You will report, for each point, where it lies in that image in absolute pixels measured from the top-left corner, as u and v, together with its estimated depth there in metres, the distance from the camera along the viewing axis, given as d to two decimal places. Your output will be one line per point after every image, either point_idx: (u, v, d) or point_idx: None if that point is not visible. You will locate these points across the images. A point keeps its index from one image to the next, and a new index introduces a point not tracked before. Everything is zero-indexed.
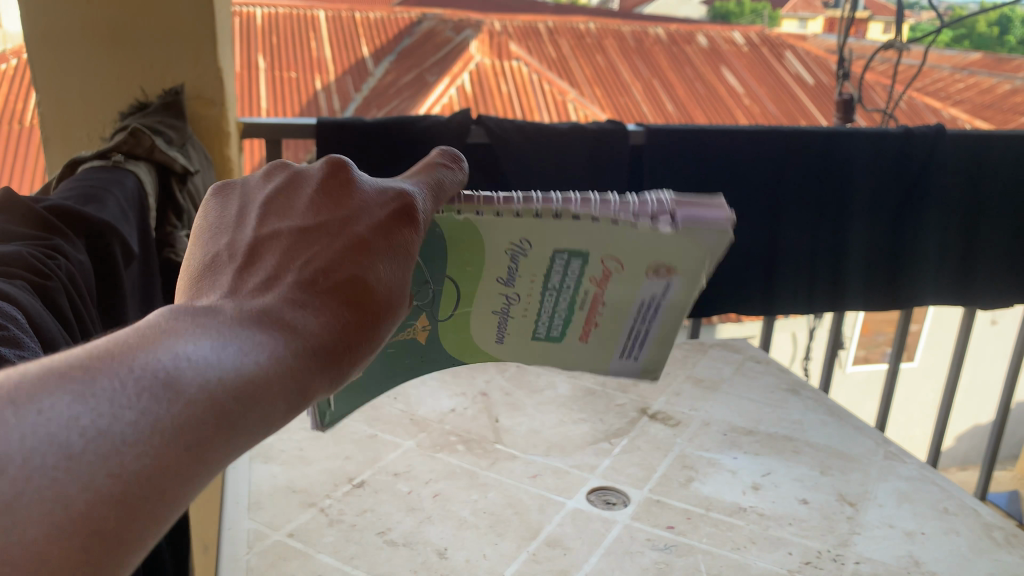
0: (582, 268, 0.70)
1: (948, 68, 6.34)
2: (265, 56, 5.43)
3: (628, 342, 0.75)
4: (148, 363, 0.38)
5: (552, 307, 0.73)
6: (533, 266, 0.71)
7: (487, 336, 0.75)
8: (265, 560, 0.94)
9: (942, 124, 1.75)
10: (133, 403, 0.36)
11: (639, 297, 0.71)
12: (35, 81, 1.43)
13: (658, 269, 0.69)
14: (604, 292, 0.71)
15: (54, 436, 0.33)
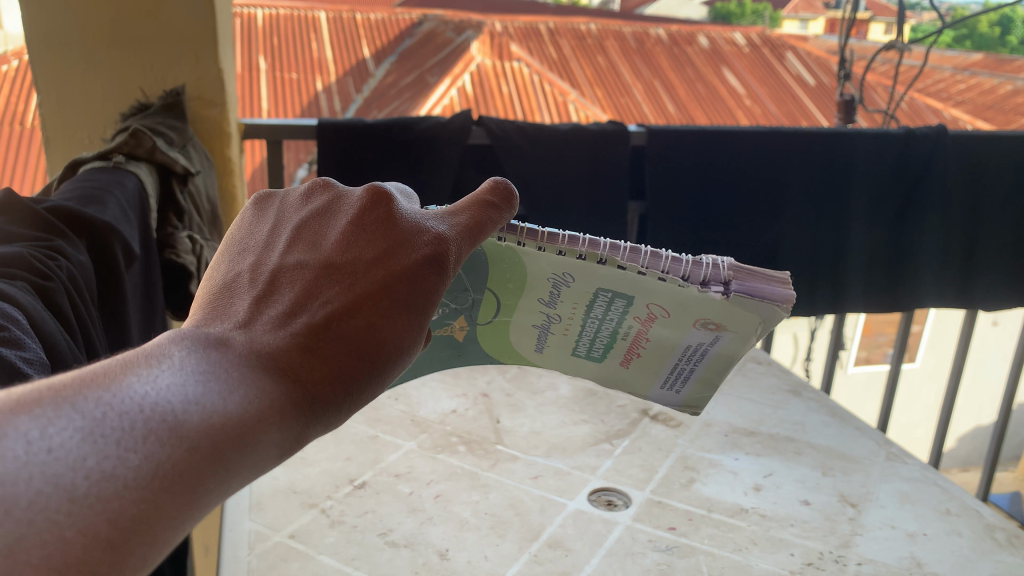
0: (627, 309, 0.75)
1: (950, 69, 6.34)
2: (265, 57, 5.42)
3: (668, 373, 0.81)
4: (156, 406, 0.37)
5: (592, 332, 0.78)
6: (576, 298, 0.75)
7: (524, 348, 0.82)
8: (266, 561, 0.94)
9: (944, 124, 1.75)
10: (138, 444, 0.36)
11: (686, 343, 0.77)
12: (36, 82, 1.43)
13: (707, 324, 0.75)
14: (647, 332, 0.77)
15: (59, 479, 0.33)
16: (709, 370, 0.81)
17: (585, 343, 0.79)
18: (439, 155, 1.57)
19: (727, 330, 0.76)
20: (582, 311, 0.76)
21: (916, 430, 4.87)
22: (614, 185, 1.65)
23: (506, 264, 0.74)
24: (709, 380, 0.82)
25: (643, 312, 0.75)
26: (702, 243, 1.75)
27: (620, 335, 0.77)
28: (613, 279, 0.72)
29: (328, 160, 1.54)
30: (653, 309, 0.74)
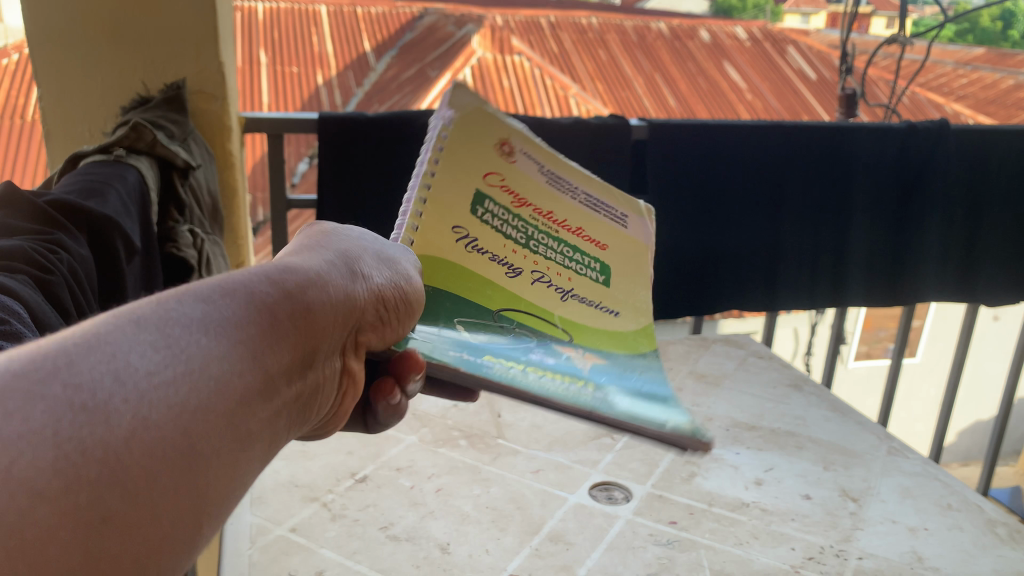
0: (499, 205, 0.71)
1: (952, 62, 6.31)
2: (266, 51, 5.40)
3: (598, 212, 0.79)
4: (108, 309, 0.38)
5: (551, 253, 0.72)
6: (489, 237, 0.69)
7: (592, 318, 0.71)
8: (268, 555, 0.94)
9: (947, 118, 1.74)
10: (105, 355, 0.34)
11: (539, 178, 0.75)
12: (37, 76, 1.43)
13: (505, 147, 0.74)
14: (535, 202, 0.73)
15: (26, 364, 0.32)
16: (587, 182, 0.80)
17: (573, 264, 0.73)
18: None
19: (515, 137, 0.75)
20: (512, 242, 0.70)
21: (916, 424, 4.87)
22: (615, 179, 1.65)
23: (447, 273, 0.65)
24: (592, 182, 0.81)
25: (499, 193, 0.71)
26: (703, 239, 1.75)
27: (540, 225, 0.72)
28: (453, 197, 0.68)
29: (329, 154, 1.54)
30: (492, 180, 0.71)
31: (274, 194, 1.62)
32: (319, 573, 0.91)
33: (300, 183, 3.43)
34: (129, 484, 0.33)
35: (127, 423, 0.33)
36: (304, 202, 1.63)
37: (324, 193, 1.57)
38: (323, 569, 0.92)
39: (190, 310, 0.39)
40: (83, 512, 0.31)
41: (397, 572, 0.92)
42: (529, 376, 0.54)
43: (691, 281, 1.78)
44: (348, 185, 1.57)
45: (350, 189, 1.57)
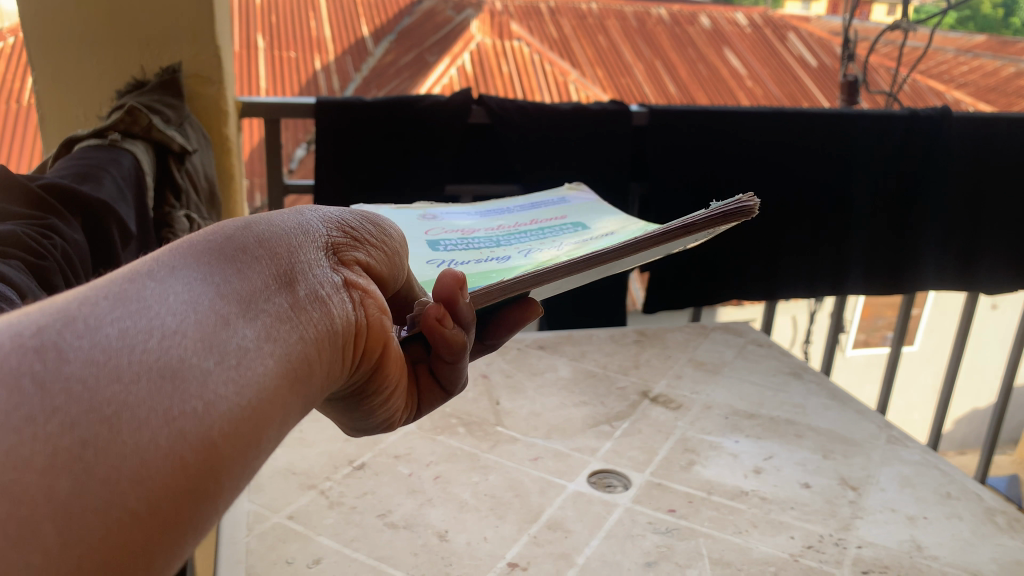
0: (456, 236, 0.74)
1: (953, 49, 6.27)
2: (264, 35, 5.33)
3: (545, 213, 0.84)
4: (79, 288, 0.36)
5: (525, 237, 0.74)
6: (467, 253, 0.70)
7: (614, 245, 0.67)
8: (265, 542, 0.94)
9: (948, 106, 1.73)
10: (71, 314, 0.31)
11: (475, 217, 0.80)
12: (31, 59, 1.41)
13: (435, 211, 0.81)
14: (488, 227, 0.77)
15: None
16: (510, 206, 0.86)
17: (554, 232, 0.74)
18: (439, 135, 1.56)
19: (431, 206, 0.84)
20: (489, 247, 0.71)
21: (913, 412, 4.89)
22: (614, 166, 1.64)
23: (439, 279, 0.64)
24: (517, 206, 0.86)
25: (452, 231, 0.75)
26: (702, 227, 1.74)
27: (502, 231, 0.76)
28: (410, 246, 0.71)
29: (326, 139, 1.52)
30: (438, 229, 0.76)
31: (271, 180, 1.61)
32: (316, 561, 0.90)
33: (297, 169, 3.41)
34: (117, 410, 0.29)
35: (110, 355, 0.30)
36: (302, 187, 1.62)
37: (321, 180, 1.55)
38: (321, 557, 0.91)
39: (164, 258, 0.37)
40: (69, 444, 0.28)
41: (395, 560, 0.91)
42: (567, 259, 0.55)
43: (686, 271, 1.78)
44: (346, 171, 1.55)
45: (347, 176, 1.56)
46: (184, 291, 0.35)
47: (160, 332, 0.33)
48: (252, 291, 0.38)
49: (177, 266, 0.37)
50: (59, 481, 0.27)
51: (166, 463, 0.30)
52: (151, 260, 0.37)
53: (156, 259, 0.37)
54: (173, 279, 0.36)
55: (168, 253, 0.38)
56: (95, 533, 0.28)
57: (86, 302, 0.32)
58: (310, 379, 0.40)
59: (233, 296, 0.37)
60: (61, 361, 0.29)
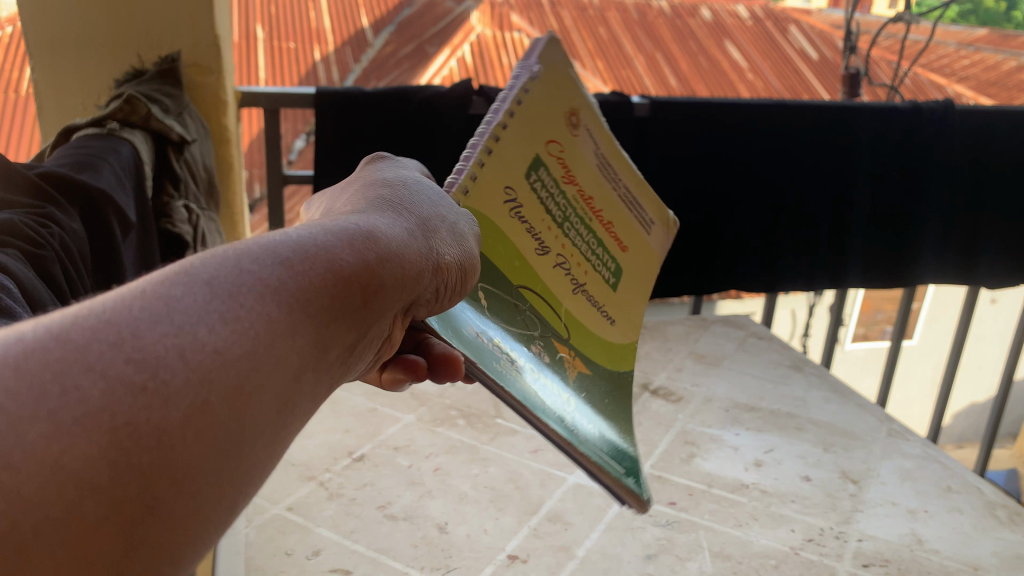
0: (550, 174, 0.67)
1: (955, 43, 6.23)
2: (264, 26, 5.29)
3: (631, 211, 0.77)
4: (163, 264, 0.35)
5: (580, 238, 0.70)
6: (533, 208, 0.65)
7: (596, 325, 0.70)
8: (264, 534, 0.93)
9: (951, 98, 1.72)
10: (128, 324, 0.31)
11: (587, 158, 0.72)
12: (29, 47, 1.40)
13: (572, 120, 0.72)
14: (580, 184, 0.70)
15: (69, 338, 0.29)
16: (624, 170, 0.77)
17: (594, 258, 0.71)
18: (440, 125, 1.55)
19: (583, 111, 0.73)
20: (549, 218, 0.66)
21: (912, 405, 4.89)
22: None
23: (492, 233, 0.61)
24: (626, 173, 0.78)
25: (554, 163, 0.68)
26: (703, 220, 1.73)
27: (578, 208, 0.70)
28: (510, 147, 0.63)
29: (326, 130, 1.52)
30: (552, 150, 0.68)
31: (271, 170, 1.60)
32: (316, 553, 0.90)
33: (296, 161, 3.40)
34: (174, 462, 0.30)
35: (175, 400, 0.30)
36: (301, 178, 1.61)
37: (321, 170, 1.55)
38: (320, 549, 0.91)
39: (255, 266, 0.36)
40: (126, 494, 0.28)
41: (395, 552, 0.91)
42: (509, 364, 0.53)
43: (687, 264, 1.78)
44: (345, 162, 1.54)
45: (346, 167, 1.55)
46: (260, 307, 0.35)
47: (223, 354, 0.32)
48: (321, 311, 0.38)
49: (265, 272, 0.36)
50: (94, 506, 0.27)
51: (193, 490, 0.30)
52: (240, 260, 0.36)
53: (246, 264, 0.36)
54: (263, 298, 0.35)
55: (259, 257, 0.37)
56: (120, 555, 0.28)
57: (165, 321, 0.31)
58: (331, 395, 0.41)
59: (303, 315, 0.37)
60: (110, 380, 0.29)
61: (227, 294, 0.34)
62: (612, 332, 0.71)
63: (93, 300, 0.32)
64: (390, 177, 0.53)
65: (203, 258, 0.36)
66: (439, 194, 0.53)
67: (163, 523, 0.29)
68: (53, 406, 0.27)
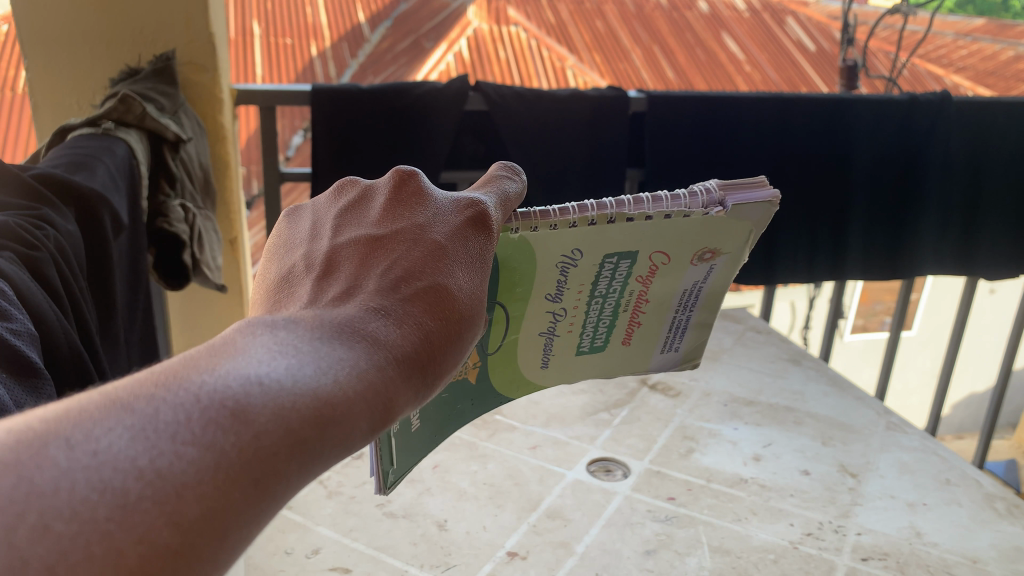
0: (632, 268, 0.72)
1: (951, 33, 6.19)
2: (259, 21, 5.22)
3: (669, 335, 0.81)
4: (216, 389, 0.36)
5: (598, 315, 0.75)
6: (583, 273, 0.72)
7: (527, 361, 0.77)
8: (264, 532, 0.93)
9: (948, 90, 1.72)
10: (143, 450, 0.32)
11: (684, 287, 0.77)
12: (22, 46, 1.39)
13: (703, 254, 0.75)
14: (649, 290, 0.75)
15: (106, 479, 0.31)
16: (704, 310, 0.81)
17: (589, 329, 0.77)
18: (436, 121, 1.54)
19: (724, 255, 0.75)
20: (587, 287, 0.73)
21: (911, 396, 4.90)
22: (613, 153, 1.63)
23: (518, 264, 0.69)
24: (703, 319, 0.82)
25: (646, 266, 0.73)
26: None
27: (625, 302, 0.75)
28: (620, 235, 0.69)
29: (323, 127, 1.52)
30: (655, 257, 0.73)
31: (267, 167, 1.60)
32: (315, 551, 0.90)
33: (294, 157, 3.39)
34: None
35: (195, 536, 0.32)
36: (297, 175, 1.61)
37: (319, 168, 1.55)
38: (320, 548, 0.91)
39: (294, 411, 0.38)
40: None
41: (394, 550, 0.91)
42: None
43: None
44: (342, 158, 1.54)
45: (343, 163, 1.55)
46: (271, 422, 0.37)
47: (233, 472, 0.34)
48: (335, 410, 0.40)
49: (275, 384, 0.38)
50: None
51: None
52: (252, 377, 0.38)
53: (286, 410, 0.38)
54: (300, 453, 0.37)
55: (296, 399, 0.38)
56: None
57: (200, 473, 0.33)
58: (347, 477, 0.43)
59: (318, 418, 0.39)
60: (125, 504, 0.30)
61: (269, 452, 0.36)
62: (548, 376, 0.79)
63: (129, 425, 0.33)
64: (442, 242, 0.53)
65: (248, 392, 0.37)
66: (481, 268, 0.54)
67: None
68: (83, 543, 0.29)
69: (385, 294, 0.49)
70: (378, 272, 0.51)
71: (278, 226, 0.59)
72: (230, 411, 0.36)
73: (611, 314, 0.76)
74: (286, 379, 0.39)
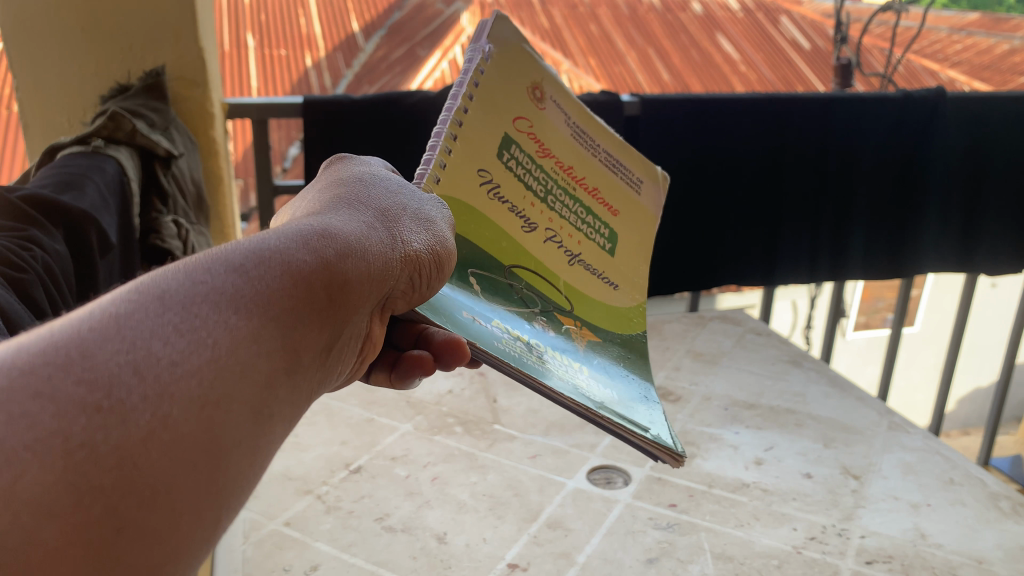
0: (524, 151, 0.66)
1: (946, 28, 6.15)
2: (254, 33, 5.18)
3: (615, 173, 0.77)
4: (131, 290, 0.35)
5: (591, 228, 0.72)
6: (511, 186, 0.65)
7: (597, 291, 0.69)
8: (261, 550, 0.92)
9: (943, 85, 1.71)
10: (63, 337, 0.32)
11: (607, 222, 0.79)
12: (12, 64, 1.39)
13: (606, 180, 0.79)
14: None
15: (21, 365, 0.30)
16: None
17: (585, 227, 0.70)
18: (429, 130, 1.54)
19: (546, 83, 0.71)
20: (531, 194, 0.66)
21: (915, 393, 4.87)
22: None
23: (471, 218, 0.60)
24: (593, 122, 0.76)
25: (526, 140, 0.67)
26: (698, 217, 1.73)
27: (558, 180, 0.69)
28: (482, 126, 0.63)
29: (316, 138, 1.51)
30: (520, 126, 0.67)
31: (261, 181, 1.60)
32: (314, 568, 0.89)
33: (290, 168, 3.37)
34: (128, 462, 0.31)
35: (124, 411, 0.31)
36: (291, 188, 1.60)
37: (313, 180, 1.54)
38: (318, 564, 0.90)
39: (221, 279, 0.37)
40: (91, 516, 0.30)
41: (393, 564, 0.90)
42: (502, 342, 0.51)
43: (685, 260, 1.77)
44: None
45: None
46: (187, 295, 0.36)
47: (159, 344, 0.33)
48: (252, 277, 0.39)
49: (187, 267, 0.38)
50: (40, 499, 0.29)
51: (142, 478, 0.31)
52: (162, 269, 0.38)
53: (214, 281, 0.37)
54: (223, 323, 0.36)
55: (221, 268, 0.38)
56: (72, 545, 0.29)
57: (133, 366, 0.32)
58: (296, 358, 0.40)
59: (237, 289, 0.38)
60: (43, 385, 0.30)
61: (188, 320, 0.35)
62: None
63: (57, 329, 0.32)
64: (361, 180, 0.53)
65: (171, 273, 0.37)
66: (411, 192, 0.54)
67: (112, 512, 0.30)
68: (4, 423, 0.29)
69: (320, 205, 0.49)
70: (319, 201, 0.51)
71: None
72: (147, 289, 0.35)
73: None
74: (202, 264, 0.38)
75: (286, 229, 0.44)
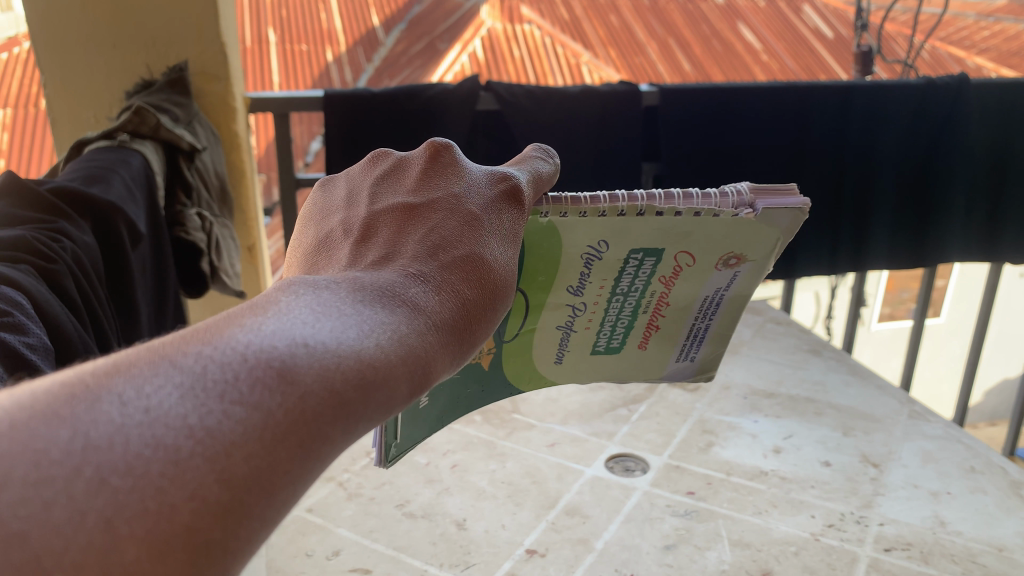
0: None
1: (972, 14, 6.02)
2: (275, 29, 5.21)
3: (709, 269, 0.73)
4: (262, 350, 0.38)
5: (617, 313, 0.76)
6: None
7: None
8: (285, 535, 0.94)
9: (966, 72, 1.69)
10: (206, 419, 0.34)
11: (705, 293, 0.77)
12: (38, 63, 1.42)
13: (728, 259, 0.73)
14: (670, 292, 0.75)
15: (158, 436, 0.32)
16: (726, 318, 0.81)
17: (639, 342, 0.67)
18: (448, 123, 1.55)
19: None
20: None
21: (941, 384, 4.82)
22: (626, 147, 1.61)
23: None
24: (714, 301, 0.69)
25: None
26: None
27: None
28: None
29: (337, 132, 1.52)
30: None
31: (283, 174, 1.62)
32: (336, 553, 0.91)
33: (312, 162, 3.40)
34: (236, 552, 0.33)
35: (240, 504, 0.33)
36: (312, 181, 1.62)
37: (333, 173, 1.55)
38: (340, 549, 0.92)
39: (351, 375, 0.41)
40: None
41: (414, 550, 0.92)
42: None
43: None
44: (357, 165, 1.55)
45: None
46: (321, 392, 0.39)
47: (289, 445, 0.36)
48: (378, 375, 0.42)
49: (323, 351, 0.41)
50: None
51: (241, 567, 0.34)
52: (303, 343, 0.40)
53: (345, 377, 0.40)
54: (343, 416, 0.40)
55: (352, 364, 0.41)
56: None
57: (247, 430, 0.35)
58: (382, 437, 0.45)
59: (363, 385, 0.41)
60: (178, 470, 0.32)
61: (314, 410, 0.38)
62: (563, 373, 0.81)
63: (206, 404, 0.35)
64: (477, 212, 0.56)
65: (311, 362, 0.39)
66: (510, 242, 0.57)
67: None
68: (138, 498, 0.31)
69: (430, 267, 0.52)
70: (416, 238, 0.54)
71: (312, 195, 0.63)
72: (278, 363, 0.39)
73: (619, 311, 0.76)
74: (329, 341, 0.42)
75: (401, 315, 0.47)
